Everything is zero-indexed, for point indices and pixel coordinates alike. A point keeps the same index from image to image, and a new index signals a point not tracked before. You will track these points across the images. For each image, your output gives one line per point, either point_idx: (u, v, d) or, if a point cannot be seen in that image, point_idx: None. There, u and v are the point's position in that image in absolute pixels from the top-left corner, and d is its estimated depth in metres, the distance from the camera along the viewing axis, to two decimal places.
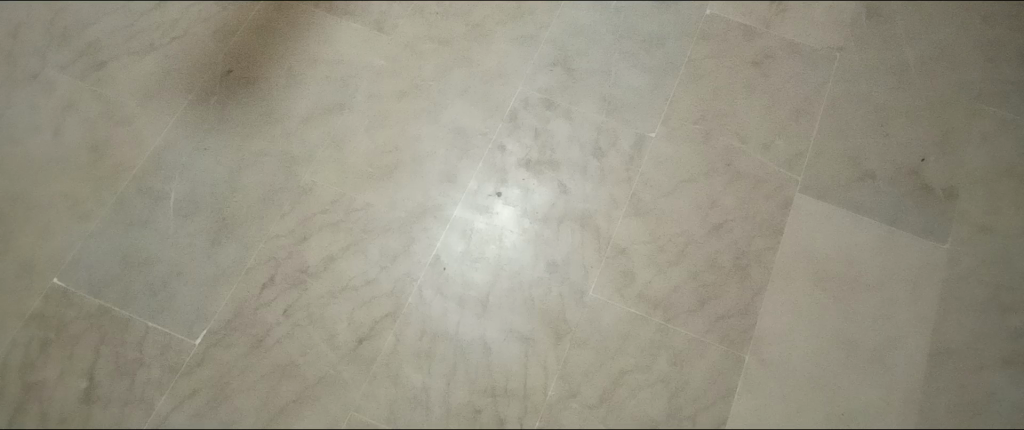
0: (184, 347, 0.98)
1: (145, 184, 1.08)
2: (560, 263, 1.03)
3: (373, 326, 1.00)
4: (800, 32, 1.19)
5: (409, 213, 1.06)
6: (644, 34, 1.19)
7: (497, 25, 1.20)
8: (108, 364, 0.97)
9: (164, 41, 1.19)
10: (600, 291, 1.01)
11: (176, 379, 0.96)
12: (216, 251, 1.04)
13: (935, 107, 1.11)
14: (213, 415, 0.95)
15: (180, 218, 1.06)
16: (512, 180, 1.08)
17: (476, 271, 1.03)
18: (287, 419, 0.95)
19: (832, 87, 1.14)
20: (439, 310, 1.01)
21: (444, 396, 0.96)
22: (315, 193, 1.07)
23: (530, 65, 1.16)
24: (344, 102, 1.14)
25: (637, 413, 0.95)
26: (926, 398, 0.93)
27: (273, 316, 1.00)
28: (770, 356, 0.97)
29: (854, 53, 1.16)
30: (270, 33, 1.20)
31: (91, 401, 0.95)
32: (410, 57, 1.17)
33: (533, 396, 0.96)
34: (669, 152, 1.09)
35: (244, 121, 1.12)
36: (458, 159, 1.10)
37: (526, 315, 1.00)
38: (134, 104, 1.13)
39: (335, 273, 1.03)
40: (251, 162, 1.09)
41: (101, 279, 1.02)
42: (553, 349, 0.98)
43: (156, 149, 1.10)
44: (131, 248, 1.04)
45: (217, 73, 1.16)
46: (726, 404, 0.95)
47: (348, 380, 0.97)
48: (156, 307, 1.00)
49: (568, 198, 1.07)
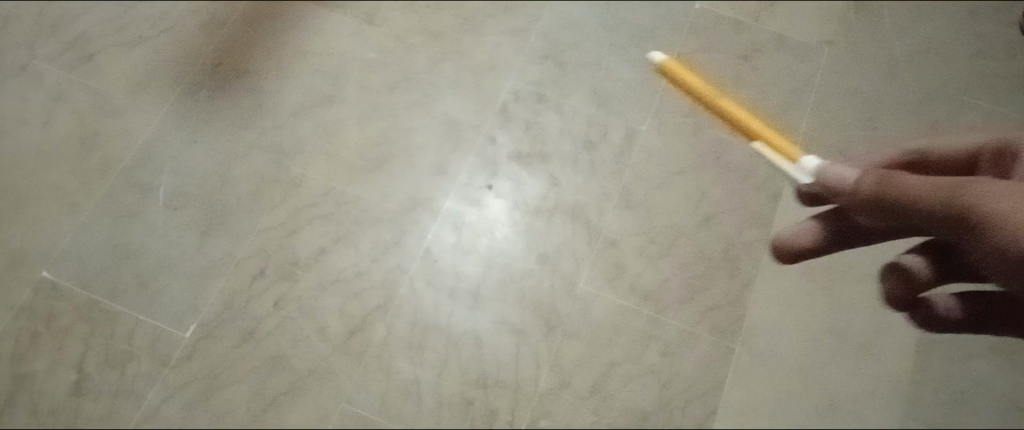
0: (175, 339, 0.99)
1: (134, 176, 1.07)
2: (552, 255, 1.03)
3: (364, 319, 1.00)
4: (789, 26, 1.20)
5: (401, 205, 1.06)
6: (636, 27, 1.19)
7: (489, 17, 1.20)
8: (98, 356, 0.98)
9: (154, 32, 1.16)
10: (592, 282, 1.02)
11: (167, 371, 0.97)
12: (208, 243, 1.04)
13: (920, 101, 1.10)
14: (205, 406, 0.96)
15: (170, 211, 1.05)
16: (503, 173, 1.08)
17: (469, 263, 1.03)
18: (281, 410, 0.96)
19: (820, 80, 1.14)
20: (431, 302, 1.01)
21: (437, 387, 0.97)
22: (305, 186, 1.07)
23: (521, 59, 1.16)
24: (335, 94, 1.13)
25: (627, 402, 0.96)
26: (912, 386, 0.96)
27: (264, 308, 1.01)
28: (759, 347, 0.98)
29: (840, 47, 1.18)
30: (261, 25, 1.19)
31: (82, 393, 0.96)
32: (401, 49, 1.17)
33: (524, 387, 0.97)
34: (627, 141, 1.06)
35: (235, 114, 1.12)
36: (450, 151, 1.10)
37: (519, 307, 1.01)
38: (122, 96, 1.11)
39: (326, 266, 1.03)
40: (242, 154, 1.09)
41: (92, 271, 1.01)
42: (546, 340, 0.99)
43: (147, 142, 1.09)
44: (121, 241, 1.03)
45: (208, 65, 1.15)
46: (715, 395, 0.96)
47: (340, 372, 0.98)
48: (147, 301, 1.01)
49: (560, 191, 1.07)
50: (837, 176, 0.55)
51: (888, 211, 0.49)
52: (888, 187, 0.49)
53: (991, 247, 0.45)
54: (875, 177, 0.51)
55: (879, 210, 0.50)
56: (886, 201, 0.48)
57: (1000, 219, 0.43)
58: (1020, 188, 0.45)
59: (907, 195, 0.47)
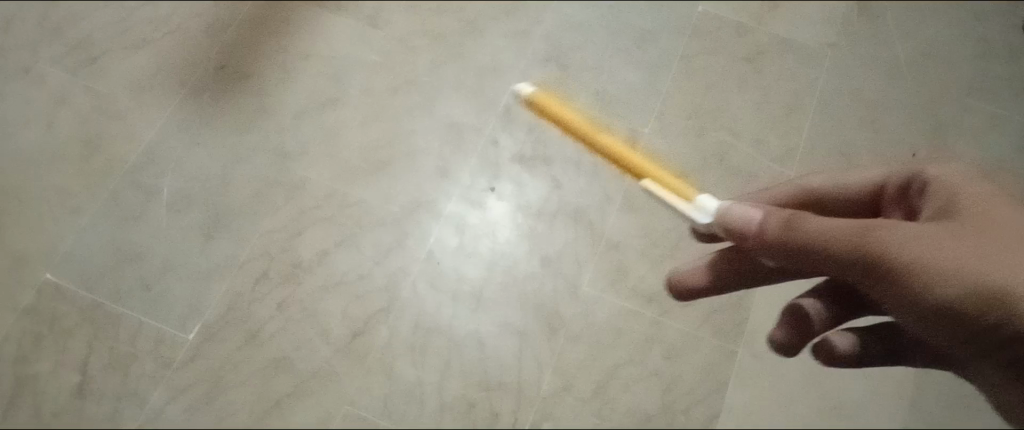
0: (178, 342, 0.99)
1: (137, 178, 1.07)
2: (554, 258, 1.03)
3: (367, 321, 1.00)
4: (793, 28, 1.20)
5: (403, 207, 1.06)
6: (638, 30, 1.19)
7: (492, 19, 1.20)
8: (101, 358, 0.98)
9: (157, 35, 1.16)
10: (594, 284, 1.02)
11: (171, 373, 0.98)
12: (211, 246, 1.04)
13: (923, 103, 1.11)
14: (208, 408, 0.96)
15: (173, 213, 1.06)
16: (506, 175, 1.08)
17: (471, 266, 1.03)
18: (284, 412, 0.97)
19: (825, 82, 1.14)
20: (434, 304, 1.01)
21: (440, 390, 0.98)
22: (308, 188, 1.07)
23: (525, 61, 1.17)
24: (338, 97, 1.14)
25: (629, 405, 0.96)
26: (917, 389, 0.95)
27: (267, 310, 1.01)
28: (763, 350, 0.98)
29: (845, 48, 1.17)
30: (263, 27, 1.19)
31: (87, 395, 0.96)
32: (403, 52, 1.17)
33: (527, 389, 0.97)
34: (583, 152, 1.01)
35: (238, 116, 1.12)
36: (452, 154, 1.10)
37: (522, 309, 1.01)
38: (125, 98, 1.11)
39: (329, 268, 1.03)
40: (245, 156, 1.09)
41: (95, 273, 1.02)
42: (549, 342, 0.99)
43: (150, 144, 1.09)
44: (124, 243, 1.04)
45: (211, 67, 1.15)
46: (718, 397, 0.96)
47: (343, 374, 0.98)
48: (150, 302, 1.01)
49: (562, 193, 1.06)
50: (738, 215, 0.56)
51: (796, 253, 0.52)
52: (795, 232, 0.51)
53: (896, 292, 0.49)
54: (778, 219, 0.53)
55: (785, 253, 0.53)
56: (791, 245, 0.51)
57: (909, 269, 0.47)
58: (921, 238, 0.48)
59: (815, 241, 0.50)
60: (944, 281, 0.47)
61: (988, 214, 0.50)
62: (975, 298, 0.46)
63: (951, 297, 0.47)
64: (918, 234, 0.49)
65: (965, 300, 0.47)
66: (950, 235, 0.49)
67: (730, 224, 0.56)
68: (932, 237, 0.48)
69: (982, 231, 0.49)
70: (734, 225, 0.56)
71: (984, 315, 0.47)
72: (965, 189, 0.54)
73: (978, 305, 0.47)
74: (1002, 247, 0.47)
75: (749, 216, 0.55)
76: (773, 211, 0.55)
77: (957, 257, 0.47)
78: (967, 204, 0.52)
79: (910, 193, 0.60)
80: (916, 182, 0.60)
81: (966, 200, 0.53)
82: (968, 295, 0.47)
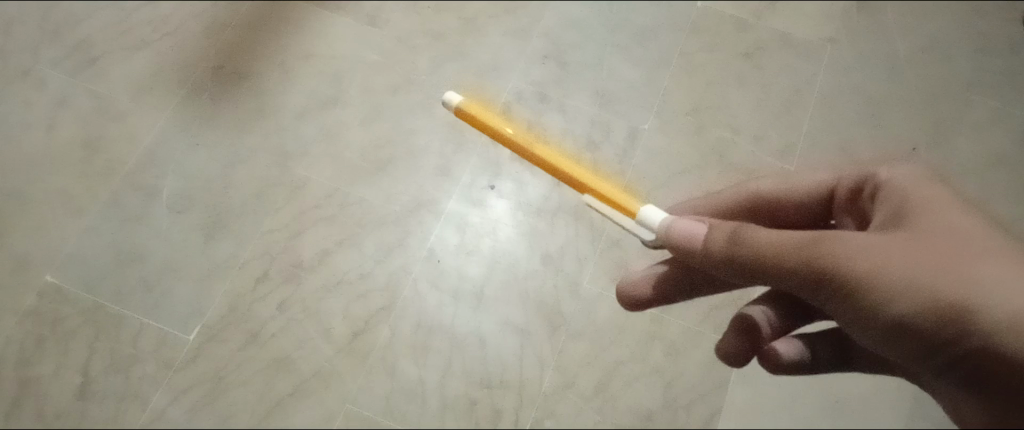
0: (179, 342, 0.99)
1: (138, 179, 1.07)
2: (555, 256, 1.02)
3: (368, 320, 1.01)
4: (792, 24, 1.19)
5: (404, 206, 1.07)
6: (638, 27, 1.19)
7: (491, 18, 1.19)
8: (103, 360, 0.98)
9: (157, 36, 1.16)
10: (595, 282, 1.00)
11: (172, 374, 0.98)
12: (212, 246, 1.04)
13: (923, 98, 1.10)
14: (210, 408, 0.97)
15: (174, 214, 1.06)
16: (506, 174, 1.06)
17: (472, 264, 1.03)
18: (286, 411, 0.97)
19: (824, 78, 1.14)
20: (435, 303, 1.01)
21: (442, 389, 0.98)
22: (309, 188, 1.07)
23: (525, 59, 1.16)
24: (338, 96, 1.14)
25: (632, 402, 0.97)
26: None
27: (268, 310, 1.01)
28: None
29: (845, 44, 1.17)
30: (262, 27, 1.19)
31: (88, 397, 0.96)
32: (404, 51, 1.17)
33: (529, 387, 0.97)
34: (584, 153, 1.03)
35: (237, 116, 1.12)
36: (453, 152, 1.09)
37: (524, 308, 1.01)
38: (125, 99, 1.11)
39: (330, 268, 1.03)
40: (245, 156, 1.09)
41: (94, 275, 1.01)
42: (550, 340, 0.99)
43: (150, 146, 1.09)
44: (125, 244, 1.04)
45: (210, 68, 1.15)
46: (720, 393, 0.96)
47: (345, 374, 0.98)
48: (152, 303, 1.01)
49: (563, 191, 1.05)
50: (684, 231, 0.58)
51: (748, 268, 0.53)
52: (744, 245, 0.53)
53: (849, 307, 0.49)
54: (726, 234, 0.54)
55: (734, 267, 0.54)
56: (741, 258, 0.53)
57: (854, 283, 0.48)
58: (864, 250, 0.49)
59: (766, 255, 0.51)
60: (896, 294, 0.47)
61: (928, 229, 0.51)
62: (928, 312, 0.45)
63: (907, 309, 0.46)
64: (869, 246, 0.49)
65: (918, 315, 0.46)
66: (900, 247, 0.49)
67: (676, 236, 0.58)
68: (877, 250, 0.49)
69: (926, 243, 0.49)
70: (681, 240, 0.58)
71: (940, 332, 0.45)
72: (911, 195, 0.55)
73: (932, 320, 0.45)
74: (951, 260, 0.47)
75: (695, 230, 0.58)
76: (720, 225, 0.56)
77: (902, 271, 0.47)
78: (913, 214, 0.53)
79: (857, 196, 0.62)
80: (861, 186, 0.62)
81: (910, 211, 0.54)
82: (922, 308, 0.46)
